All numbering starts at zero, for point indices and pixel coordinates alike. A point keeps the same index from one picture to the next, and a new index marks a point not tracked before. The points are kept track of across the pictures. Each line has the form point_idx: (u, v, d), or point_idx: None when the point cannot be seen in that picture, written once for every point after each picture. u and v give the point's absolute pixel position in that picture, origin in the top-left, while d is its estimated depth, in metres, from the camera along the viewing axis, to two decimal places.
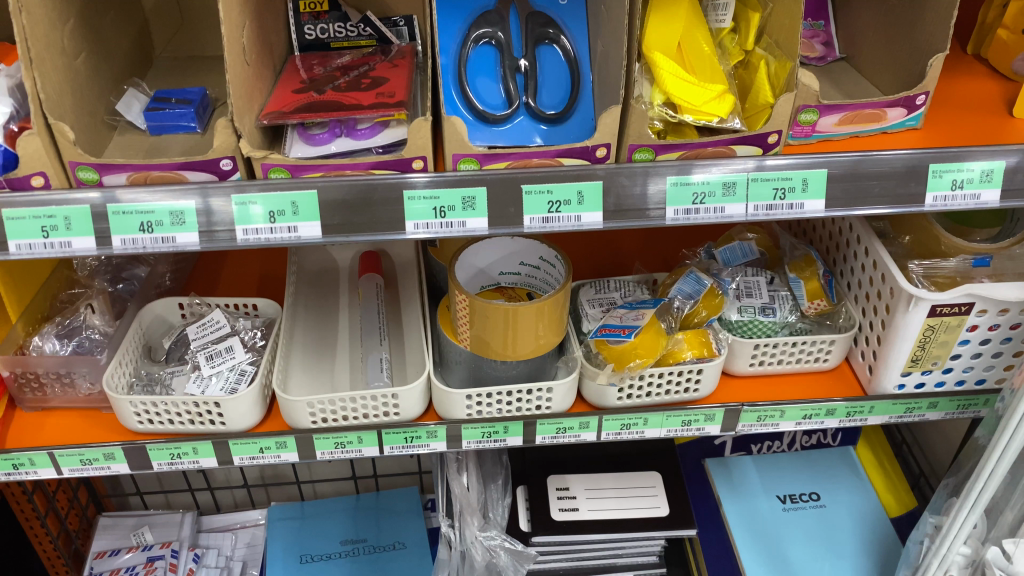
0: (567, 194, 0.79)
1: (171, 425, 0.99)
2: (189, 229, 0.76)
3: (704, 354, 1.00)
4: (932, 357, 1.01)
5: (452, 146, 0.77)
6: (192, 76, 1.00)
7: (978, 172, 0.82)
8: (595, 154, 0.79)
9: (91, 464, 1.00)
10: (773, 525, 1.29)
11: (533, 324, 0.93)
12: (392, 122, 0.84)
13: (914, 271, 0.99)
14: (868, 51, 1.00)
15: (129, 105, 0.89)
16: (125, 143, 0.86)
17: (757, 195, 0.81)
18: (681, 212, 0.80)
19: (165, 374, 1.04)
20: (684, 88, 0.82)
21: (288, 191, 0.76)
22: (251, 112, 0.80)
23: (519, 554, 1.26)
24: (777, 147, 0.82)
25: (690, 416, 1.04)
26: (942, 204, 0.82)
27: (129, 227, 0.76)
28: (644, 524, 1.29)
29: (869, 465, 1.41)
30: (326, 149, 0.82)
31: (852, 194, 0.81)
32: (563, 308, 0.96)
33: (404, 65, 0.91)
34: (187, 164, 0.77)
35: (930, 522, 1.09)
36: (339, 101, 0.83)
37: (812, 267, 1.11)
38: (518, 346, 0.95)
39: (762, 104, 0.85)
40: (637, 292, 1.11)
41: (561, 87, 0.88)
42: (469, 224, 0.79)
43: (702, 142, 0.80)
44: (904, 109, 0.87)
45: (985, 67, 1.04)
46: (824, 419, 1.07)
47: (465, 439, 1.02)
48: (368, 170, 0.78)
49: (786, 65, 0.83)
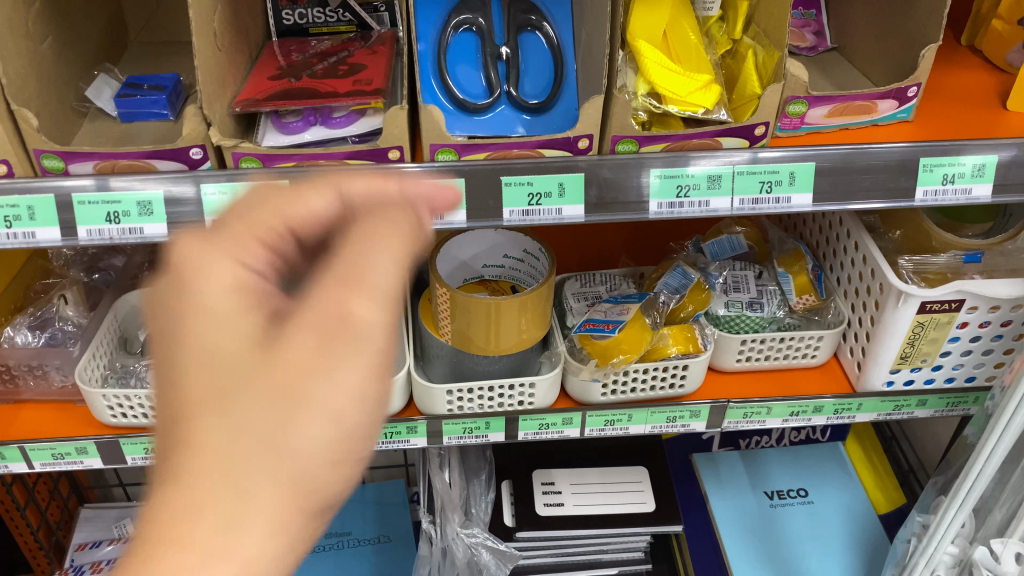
0: (549, 186, 0.76)
1: (145, 419, 0.97)
2: (157, 220, 0.74)
3: (690, 350, 0.98)
4: (922, 354, 0.99)
5: (430, 135, 0.75)
6: (168, 62, 0.97)
7: (971, 166, 0.79)
8: (578, 145, 0.77)
9: (63, 458, 0.98)
10: (761, 522, 1.28)
11: (515, 321, 0.91)
12: (369, 110, 0.82)
13: (904, 267, 0.97)
14: (860, 43, 0.98)
15: (99, 92, 0.87)
16: (95, 131, 0.84)
17: (743, 188, 0.78)
18: (665, 205, 0.78)
19: (140, 367, 1.02)
20: (669, 78, 0.79)
21: (258, 180, 0.74)
22: (223, 99, 0.78)
23: (501, 554, 1.25)
24: (764, 140, 0.80)
25: (676, 412, 1.02)
26: (933, 199, 0.80)
27: (95, 217, 0.74)
28: (631, 519, 1.27)
29: (858, 460, 1.40)
30: (300, 138, 0.79)
31: (841, 187, 0.79)
32: (548, 303, 0.95)
33: (384, 51, 0.89)
34: (155, 152, 0.74)
35: (917, 522, 1.08)
36: (315, 88, 0.80)
37: (801, 261, 1.10)
38: (501, 342, 0.93)
39: (750, 95, 0.82)
40: (624, 285, 1.09)
41: (543, 76, 0.85)
42: (447, 216, 0.77)
43: (687, 134, 0.78)
44: (895, 100, 0.85)
45: (979, 59, 1.01)
46: (812, 416, 1.05)
47: (446, 434, 1.00)
48: (344, 159, 0.75)
49: (774, 54, 0.80)
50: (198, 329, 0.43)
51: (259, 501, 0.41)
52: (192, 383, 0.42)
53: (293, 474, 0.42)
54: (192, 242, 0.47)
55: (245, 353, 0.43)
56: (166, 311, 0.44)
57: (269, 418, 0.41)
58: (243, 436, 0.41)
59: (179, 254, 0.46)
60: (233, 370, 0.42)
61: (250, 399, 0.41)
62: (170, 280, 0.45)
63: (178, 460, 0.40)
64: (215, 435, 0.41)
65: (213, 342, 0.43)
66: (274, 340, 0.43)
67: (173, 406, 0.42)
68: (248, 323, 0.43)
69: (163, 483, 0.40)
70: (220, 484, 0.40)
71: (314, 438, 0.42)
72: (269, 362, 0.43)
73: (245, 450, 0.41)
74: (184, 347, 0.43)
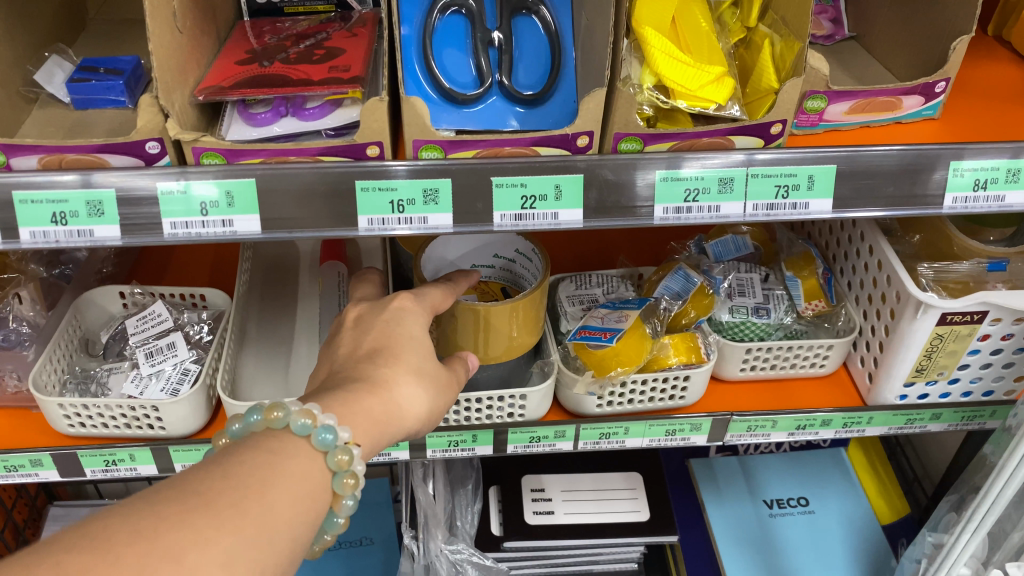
0: (544, 188, 0.69)
1: (106, 429, 0.90)
2: (108, 221, 0.66)
3: (693, 360, 0.91)
4: (939, 367, 0.93)
5: (412, 131, 0.67)
6: (130, 42, 0.89)
7: (1004, 170, 0.73)
8: (576, 143, 0.69)
9: (16, 470, 0.91)
10: (761, 533, 1.22)
11: (504, 325, 0.84)
12: (346, 101, 0.74)
13: (924, 274, 0.91)
14: (879, 31, 0.91)
15: (50, 74, 0.79)
16: (46, 119, 0.76)
17: (757, 192, 0.71)
18: (671, 210, 0.71)
19: (101, 371, 0.95)
20: (678, 70, 0.72)
21: (220, 179, 0.66)
22: (183, 86, 0.71)
23: (487, 569, 1.18)
24: (781, 139, 0.73)
25: (674, 426, 0.96)
26: (962, 206, 0.73)
27: (40, 218, 0.66)
28: (625, 529, 1.21)
29: (860, 467, 1.34)
30: (269, 131, 0.72)
31: (863, 193, 0.72)
32: (541, 309, 0.88)
33: (365, 34, 0.81)
34: (107, 146, 0.67)
35: (929, 542, 1.02)
36: (286, 74, 0.73)
37: (810, 265, 1.03)
38: (488, 347, 0.86)
39: (765, 88, 0.74)
40: (622, 288, 1.03)
41: (539, 64, 0.78)
42: (431, 220, 0.70)
43: (696, 132, 0.71)
44: (921, 96, 0.78)
45: (1006, 50, 0.94)
46: (819, 430, 0.99)
47: (430, 447, 0.94)
48: (317, 156, 0.68)
49: (794, 45, 0.73)
50: (403, 327, 0.69)
51: (404, 417, 0.63)
52: (398, 347, 0.67)
53: (416, 420, 0.64)
54: (408, 293, 0.74)
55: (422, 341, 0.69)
56: (392, 309, 0.71)
57: (428, 388, 0.66)
58: (419, 385, 0.65)
59: (402, 295, 0.74)
60: (424, 355, 0.68)
61: (425, 374, 0.66)
62: (396, 297, 0.73)
63: (390, 372, 0.64)
64: (410, 372, 0.65)
65: (415, 338, 0.69)
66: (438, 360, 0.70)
67: (392, 349, 0.67)
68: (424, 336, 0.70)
69: (381, 375, 0.63)
70: (407, 396, 0.64)
71: (428, 417, 0.66)
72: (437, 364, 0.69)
73: (412, 394, 0.64)
74: (404, 329, 0.69)
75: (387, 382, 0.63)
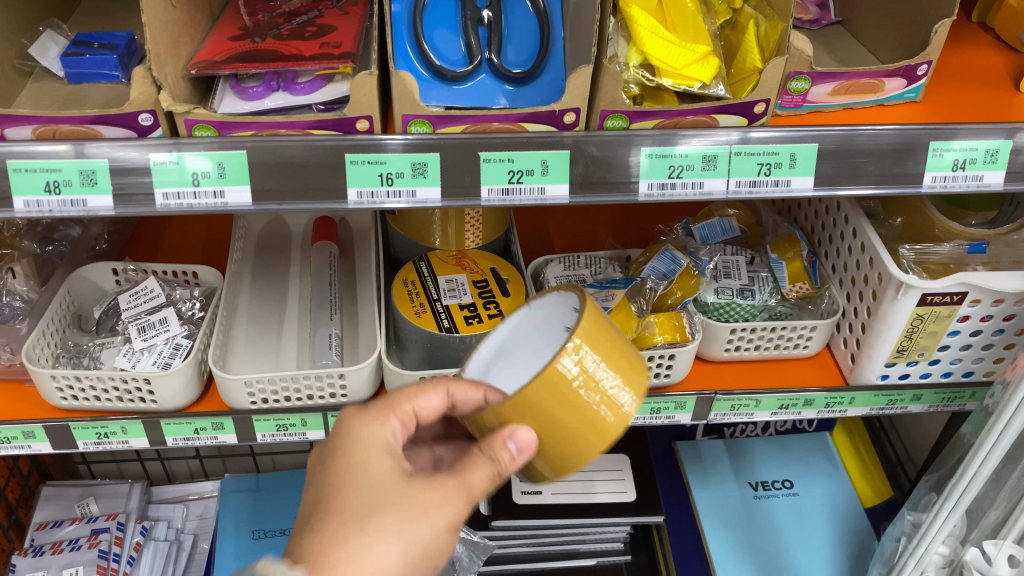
0: (531, 163, 0.71)
1: (98, 402, 0.91)
2: (102, 191, 0.67)
3: (677, 339, 0.93)
4: (919, 348, 0.94)
5: (402, 105, 0.69)
6: (123, 18, 0.90)
7: (983, 151, 0.74)
8: (563, 120, 0.71)
9: (9, 442, 0.92)
10: (745, 514, 1.24)
11: (557, 402, 0.63)
12: (337, 76, 0.75)
13: (905, 255, 0.93)
14: (865, 17, 0.92)
15: (45, 48, 0.80)
16: (40, 92, 0.77)
17: (739, 170, 0.73)
18: (656, 186, 0.72)
19: (94, 346, 0.95)
20: (664, 49, 0.73)
21: (212, 150, 0.67)
22: (176, 60, 0.72)
23: (474, 545, 1.22)
24: (765, 118, 0.74)
25: (660, 404, 0.97)
26: (942, 185, 0.75)
27: (33, 187, 0.67)
28: (613, 509, 1.24)
29: (845, 451, 1.36)
30: (261, 105, 0.74)
31: (843, 171, 0.73)
32: (602, 351, 0.64)
33: (356, 12, 0.82)
34: (101, 117, 0.68)
35: (908, 520, 1.04)
36: (278, 50, 0.74)
37: (795, 247, 1.05)
38: (580, 430, 0.64)
39: (750, 69, 0.76)
40: (609, 269, 1.04)
41: (528, 43, 0.79)
42: (420, 193, 0.71)
43: (682, 110, 0.72)
44: (904, 79, 0.79)
45: (990, 37, 0.96)
46: (802, 410, 1.00)
47: None
48: (307, 129, 0.69)
49: (778, 26, 0.74)
50: (352, 457, 0.65)
51: None
52: (343, 488, 0.63)
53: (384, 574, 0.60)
54: (365, 407, 0.70)
55: (382, 474, 0.64)
56: (339, 436, 0.67)
57: (387, 528, 0.61)
58: (377, 532, 0.61)
59: (357, 411, 0.69)
60: (381, 489, 0.63)
61: (380, 514, 0.62)
62: (344, 419, 0.69)
63: (333, 533, 0.60)
64: (362, 523, 0.61)
65: (378, 472, 0.64)
66: (429, 476, 0.65)
67: (333, 499, 0.62)
68: (375, 471, 0.64)
69: (318, 542, 0.60)
70: (359, 553, 0.60)
71: (405, 556, 0.61)
72: (413, 491, 0.64)
73: (371, 546, 0.60)
74: (344, 461, 0.65)
75: (328, 548, 0.59)
